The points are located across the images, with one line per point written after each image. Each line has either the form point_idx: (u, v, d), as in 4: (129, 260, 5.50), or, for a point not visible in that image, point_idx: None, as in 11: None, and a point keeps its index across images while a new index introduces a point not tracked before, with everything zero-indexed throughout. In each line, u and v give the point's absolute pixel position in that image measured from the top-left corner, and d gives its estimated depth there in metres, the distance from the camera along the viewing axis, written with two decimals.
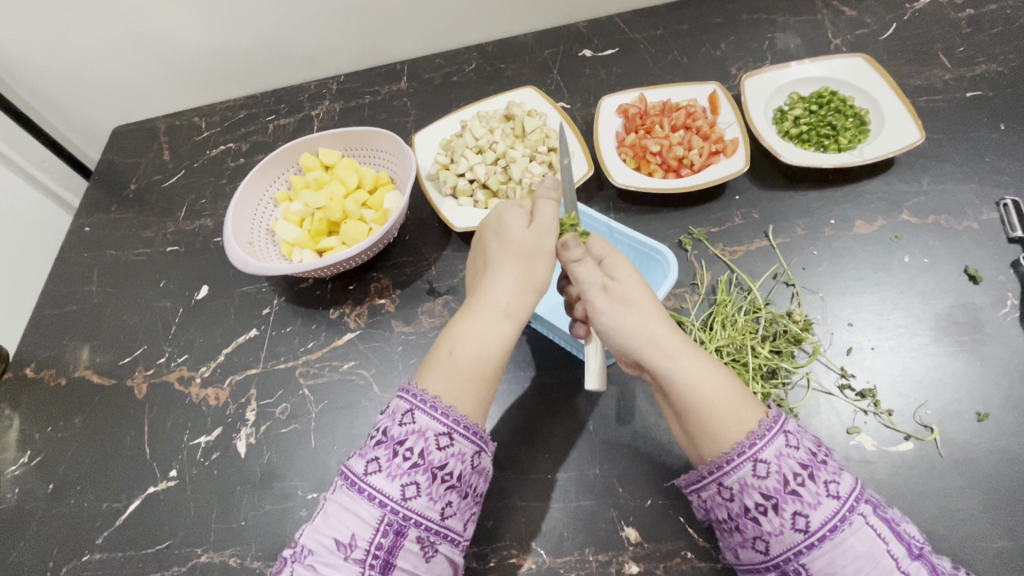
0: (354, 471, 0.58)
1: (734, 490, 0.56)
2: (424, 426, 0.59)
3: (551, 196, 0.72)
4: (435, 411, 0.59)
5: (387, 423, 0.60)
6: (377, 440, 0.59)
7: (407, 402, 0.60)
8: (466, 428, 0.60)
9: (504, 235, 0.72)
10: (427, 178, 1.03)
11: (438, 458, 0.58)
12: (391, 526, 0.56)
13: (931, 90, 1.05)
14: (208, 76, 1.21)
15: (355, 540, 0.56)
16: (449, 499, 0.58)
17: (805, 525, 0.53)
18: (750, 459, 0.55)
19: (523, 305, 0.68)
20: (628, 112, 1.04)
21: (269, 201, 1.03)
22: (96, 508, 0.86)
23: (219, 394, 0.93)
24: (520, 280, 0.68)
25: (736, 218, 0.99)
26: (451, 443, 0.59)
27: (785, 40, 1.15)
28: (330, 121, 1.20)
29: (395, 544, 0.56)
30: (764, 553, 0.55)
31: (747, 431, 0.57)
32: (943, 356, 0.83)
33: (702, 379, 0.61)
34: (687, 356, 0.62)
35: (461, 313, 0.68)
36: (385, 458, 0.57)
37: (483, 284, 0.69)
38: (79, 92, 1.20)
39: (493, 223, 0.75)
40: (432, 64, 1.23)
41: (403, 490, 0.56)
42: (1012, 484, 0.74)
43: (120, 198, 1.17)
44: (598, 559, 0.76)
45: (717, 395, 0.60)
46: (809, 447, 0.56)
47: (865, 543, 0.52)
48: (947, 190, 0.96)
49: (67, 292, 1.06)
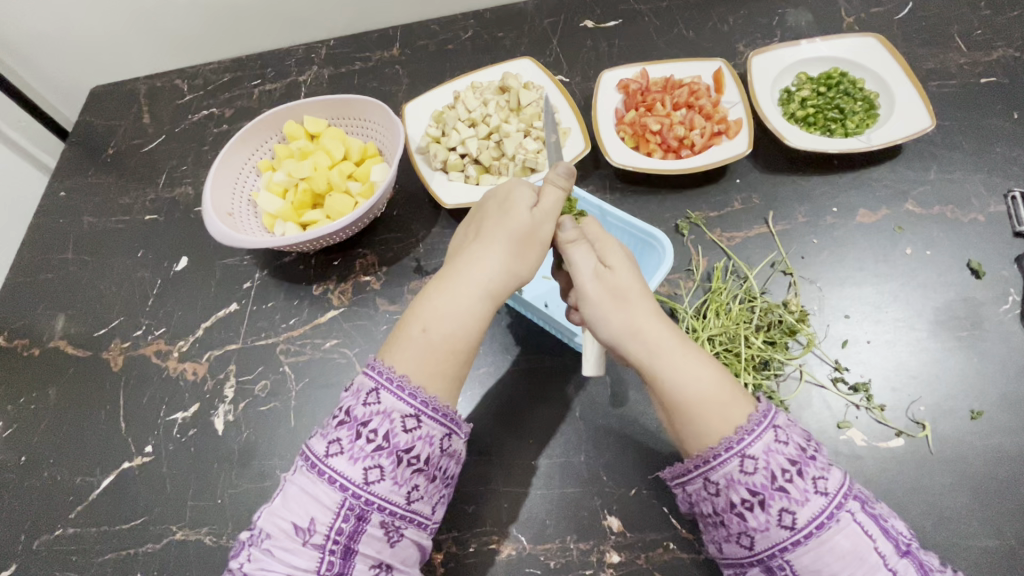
0: (315, 452, 0.55)
1: (721, 485, 0.54)
2: (390, 407, 0.55)
3: (561, 184, 0.68)
4: (403, 392, 0.56)
5: (351, 402, 0.56)
6: (340, 420, 0.56)
7: (372, 380, 0.56)
8: (435, 409, 0.56)
9: (506, 211, 0.67)
10: (417, 151, 0.98)
11: (405, 441, 0.55)
12: (353, 511, 0.53)
13: (945, 74, 1.01)
14: (190, 34, 1.15)
15: (313, 524, 0.53)
16: (416, 483, 0.55)
17: (791, 522, 0.51)
18: (738, 454, 0.53)
19: (505, 283, 0.64)
20: (629, 88, 0.99)
21: (251, 169, 0.99)
22: (70, 481, 0.85)
23: (197, 368, 0.90)
24: (504, 260, 0.64)
25: (735, 203, 0.95)
26: (418, 426, 0.56)
27: (797, 17, 1.10)
28: (318, 87, 1.15)
29: (358, 529, 0.54)
30: (748, 549, 0.53)
31: (734, 427, 0.54)
32: (940, 351, 0.81)
33: (691, 376, 0.58)
34: (679, 358, 0.59)
35: (435, 283, 0.63)
36: (347, 439, 0.54)
37: (466, 254, 0.65)
38: (53, 48, 1.14)
39: (496, 194, 0.70)
40: (427, 30, 1.17)
41: (365, 474, 0.53)
42: (1003, 485, 0.72)
43: (98, 162, 1.12)
44: (579, 548, 0.75)
45: (705, 390, 0.57)
46: (799, 442, 0.54)
47: (853, 540, 0.51)
48: (955, 180, 0.92)
49: (42, 259, 1.03)
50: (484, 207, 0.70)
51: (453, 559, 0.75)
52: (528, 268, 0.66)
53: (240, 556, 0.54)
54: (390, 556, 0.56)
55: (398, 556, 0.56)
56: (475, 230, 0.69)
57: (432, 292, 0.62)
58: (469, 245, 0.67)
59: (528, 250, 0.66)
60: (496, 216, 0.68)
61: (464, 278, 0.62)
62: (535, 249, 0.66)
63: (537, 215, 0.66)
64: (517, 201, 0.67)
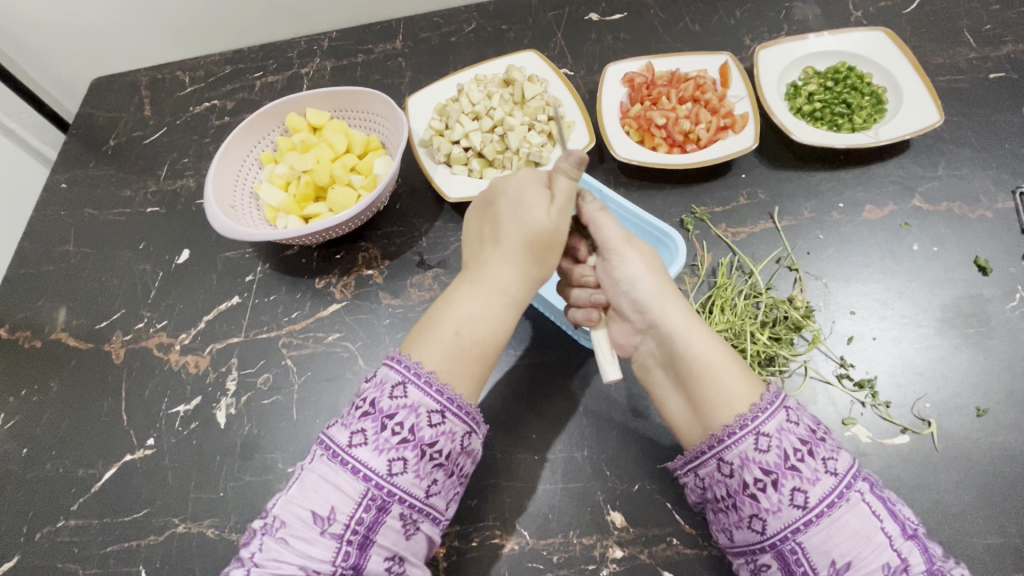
0: (338, 442, 0.54)
1: (735, 465, 0.54)
2: (416, 402, 0.56)
3: (572, 174, 0.65)
4: (430, 387, 0.57)
5: (376, 394, 0.57)
6: (364, 411, 0.56)
7: (398, 373, 0.57)
8: (460, 407, 0.58)
9: (520, 208, 0.65)
10: (420, 144, 0.98)
11: (429, 436, 0.55)
12: (374, 502, 0.53)
13: (954, 69, 1.00)
14: (191, 25, 1.14)
15: (334, 514, 0.53)
16: (436, 477, 0.56)
17: (802, 501, 0.51)
18: (752, 432, 0.54)
19: (531, 282, 0.66)
20: (634, 82, 0.99)
21: (253, 162, 0.98)
22: (72, 474, 0.84)
23: (199, 362, 0.90)
24: (529, 263, 0.65)
25: (741, 198, 0.95)
26: (443, 421, 0.56)
27: (804, 11, 1.09)
28: (321, 80, 1.14)
29: (377, 520, 0.54)
30: (760, 533, 0.53)
31: (748, 406, 0.56)
32: (947, 348, 0.81)
33: (714, 351, 0.61)
34: (705, 336, 0.62)
35: (461, 288, 0.65)
36: (372, 431, 0.54)
37: (489, 260, 0.66)
38: (54, 39, 1.13)
39: (505, 186, 0.68)
40: (430, 22, 1.16)
41: (390, 465, 0.54)
42: (1008, 482, 0.72)
43: (99, 154, 1.12)
44: (582, 543, 0.74)
45: (727, 365, 0.59)
46: (809, 424, 0.55)
47: (861, 519, 0.50)
48: (963, 176, 0.92)
49: (43, 251, 1.02)
50: (495, 200, 0.69)
51: (456, 553, 0.75)
52: (547, 269, 0.67)
53: (251, 545, 0.53)
54: (404, 549, 0.55)
55: (411, 549, 0.56)
56: (489, 228, 0.69)
57: (460, 296, 0.64)
58: (488, 249, 0.67)
59: (547, 254, 0.66)
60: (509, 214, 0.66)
61: (490, 283, 0.64)
62: (553, 253, 0.66)
63: (554, 215, 0.65)
64: (532, 197, 0.65)
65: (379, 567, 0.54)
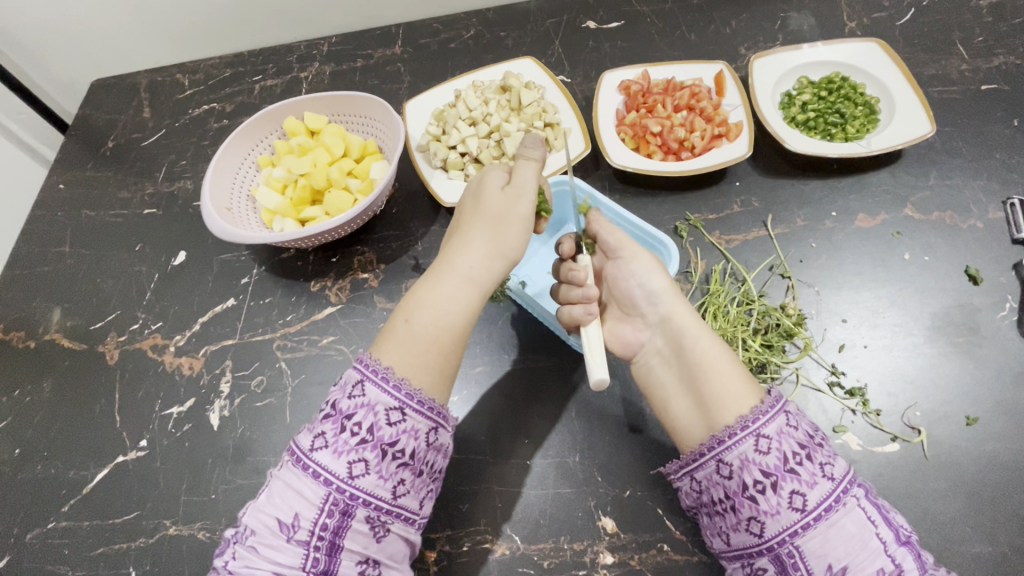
0: (299, 447, 0.55)
1: (734, 466, 0.55)
2: (373, 400, 0.55)
3: (533, 156, 0.68)
4: (386, 383, 0.56)
5: (338, 396, 0.57)
6: (326, 414, 0.56)
7: (358, 373, 0.57)
8: (421, 403, 0.57)
9: (479, 197, 0.68)
10: (417, 150, 0.99)
11: (389, 434, 0.55)
12: (337, 506, 0.53)
13: (947, 80, 1.01)
14: (192, 29, 1.15)
15: (298, 520, 0.53)
16: (402, 477, 0.55)
17: (801, 504, 0.51)
18: (753, 433, 0.55)
19: (490, 270, 0.65)
20: (630, 89, 0.99)
21: (251, 165, 0.99)
22: (64, 475, 0.84)
23: (193, 364, 0.90)
24: (488, 246, 0.65)
25: (735, 206, 0.95)
26: (403, 419, 0.56)
27: (799, 21, 1.10)
28: (320, 84, 1.15)
29: (342, 525, 0.53)
30: (758, 536, 0.53)
31: (750, 408, 0.57)
32: (937, 357, 0.81)
33: (717, 353, 0.63)
34: (709, 337, 0.65)
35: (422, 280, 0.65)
36: (332, 433, 0.54)
37: (448, 250, 0.66)
38: (57, 42, 1.14)
39: (472, 186, 0.73)
40: (429, 29, 1.17)
41: (350, 468, 0.53)
42: (997, 490, 0.72)
43: (97, 155, 1.12)
44: (573, 548, 0.75)
45: (730, 364, 0.62)
46: (807, 430, 0.56)
47: (858, 524, 0.50)
48: (954, 186, 0.93)
49: (39, 251, 1.02)
50: (463, 203, 0.73)
51: (446, 558, 0.75)
52: (512, 249, 0.66)
53: (225, 554, 0.54)
54: (377, 552, 0.55)
55: (385, 552, 0.56)
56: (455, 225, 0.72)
57: (418, 287, 0.64)
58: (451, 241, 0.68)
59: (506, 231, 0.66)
60: (470, 208, 0.70)
61: (448, 270, 0.64)
62: (511, 229, 0.66)
63: (505, 195, 0.67)
64: (488, 185, 0.68)
65: (352, 572, 0.54)
